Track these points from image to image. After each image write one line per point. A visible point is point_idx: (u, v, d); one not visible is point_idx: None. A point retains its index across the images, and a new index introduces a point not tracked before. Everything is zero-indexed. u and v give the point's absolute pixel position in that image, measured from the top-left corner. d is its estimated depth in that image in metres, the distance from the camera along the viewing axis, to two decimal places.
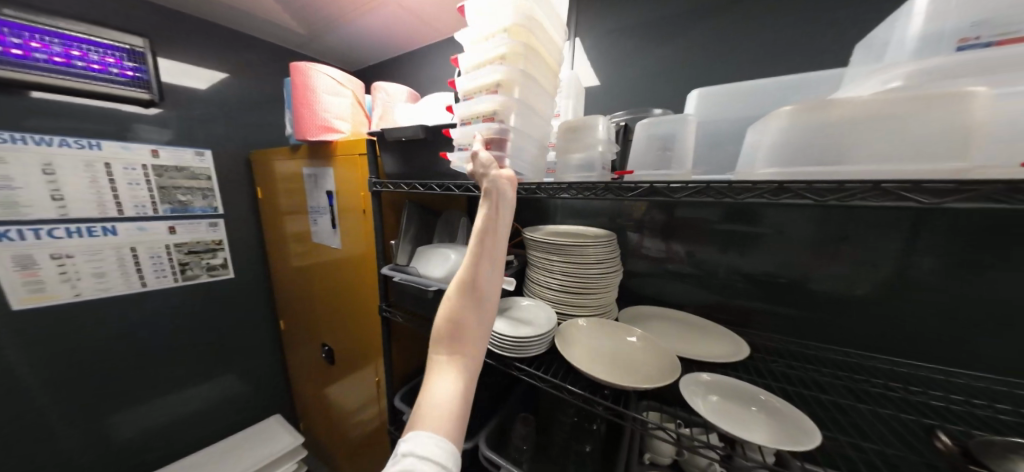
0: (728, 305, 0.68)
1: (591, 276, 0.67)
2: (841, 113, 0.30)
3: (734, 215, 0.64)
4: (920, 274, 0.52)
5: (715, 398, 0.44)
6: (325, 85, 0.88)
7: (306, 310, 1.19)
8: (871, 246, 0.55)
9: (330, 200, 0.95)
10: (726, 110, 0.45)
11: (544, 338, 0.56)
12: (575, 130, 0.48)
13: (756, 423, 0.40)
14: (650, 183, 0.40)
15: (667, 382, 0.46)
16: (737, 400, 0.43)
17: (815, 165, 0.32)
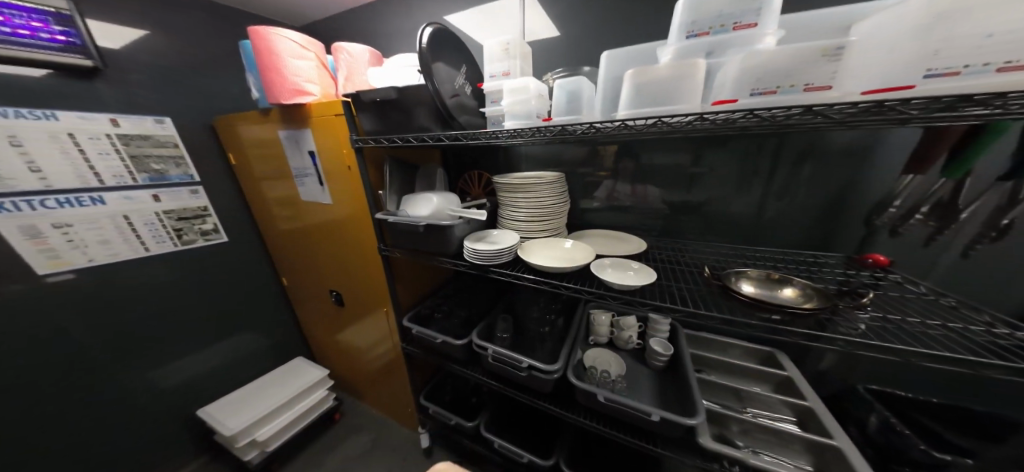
0: (647, 227, 0.90)
1: (545, 206, 0.87)
2: (647, 75, 0.46)
3: (651, 154, 0.82)
4: (790, 191, 0.70)
5: (607, 269, 0.65)
6: (289, 48, 0.91)
7: (309, 265, 1.32)
8: (751, 174, 0.72)
9: (313, 160, 1.04)
10: (618, 72, 0.59)
11: (509, 250, 0.77)
12: (517, 89, 0.61)
13: (624, 278, 0.61)
14: (560, 125, 0.56)
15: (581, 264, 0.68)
16: (620, 269, 0.64)
17: (640, 107, 0.48)
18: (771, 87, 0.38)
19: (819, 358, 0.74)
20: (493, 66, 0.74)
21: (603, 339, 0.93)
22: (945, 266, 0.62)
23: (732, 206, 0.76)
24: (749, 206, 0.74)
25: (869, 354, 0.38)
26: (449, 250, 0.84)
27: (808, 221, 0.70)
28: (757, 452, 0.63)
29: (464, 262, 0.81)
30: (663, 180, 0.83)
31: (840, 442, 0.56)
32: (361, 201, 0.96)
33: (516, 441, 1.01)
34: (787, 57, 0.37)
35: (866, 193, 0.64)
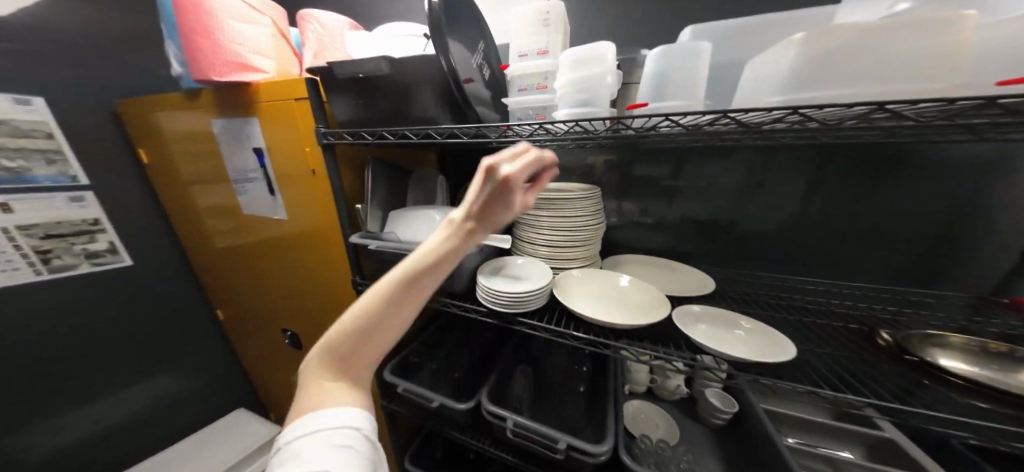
0: (695, 252, 0.75)
1: (580, 227, 0.67)
2: (840, 39, 0.30)
3: (710, 166, 0.67)
4: (872, 216, 0.58)
5: (703, 326, 0.47)
6: (230, 6, 0.64)
7: (257, 295, 1.02)
8: (824, 193, 0.60)
9: (261, 160, 0.77)
10: (733, 46, 0.44)
11: (541, 293, 0.56)
12: (585, 61, 0.40)
13: (737, 343, 0.43)
14: (665, 114, 0.35)
15: (658, 321, 0.49)
16: (722, 326, 0.45)
17: (820, 91, 0.32)
18: None
19: None
20: (525, 41, 0.55)
21: (642, 388, 0.79)
22: None
23: (786, 228, 0.64)
24: (819, 231, 0.62)
25: None
26: (457, 286, 0.62)
27: (906, 249, 0.57)
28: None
29: (481, 308, 0.59)
30: (719, 199, 0.68)
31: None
32: (331, 217, 0.71)
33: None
34: None
35: (1003, 221, 0.51)
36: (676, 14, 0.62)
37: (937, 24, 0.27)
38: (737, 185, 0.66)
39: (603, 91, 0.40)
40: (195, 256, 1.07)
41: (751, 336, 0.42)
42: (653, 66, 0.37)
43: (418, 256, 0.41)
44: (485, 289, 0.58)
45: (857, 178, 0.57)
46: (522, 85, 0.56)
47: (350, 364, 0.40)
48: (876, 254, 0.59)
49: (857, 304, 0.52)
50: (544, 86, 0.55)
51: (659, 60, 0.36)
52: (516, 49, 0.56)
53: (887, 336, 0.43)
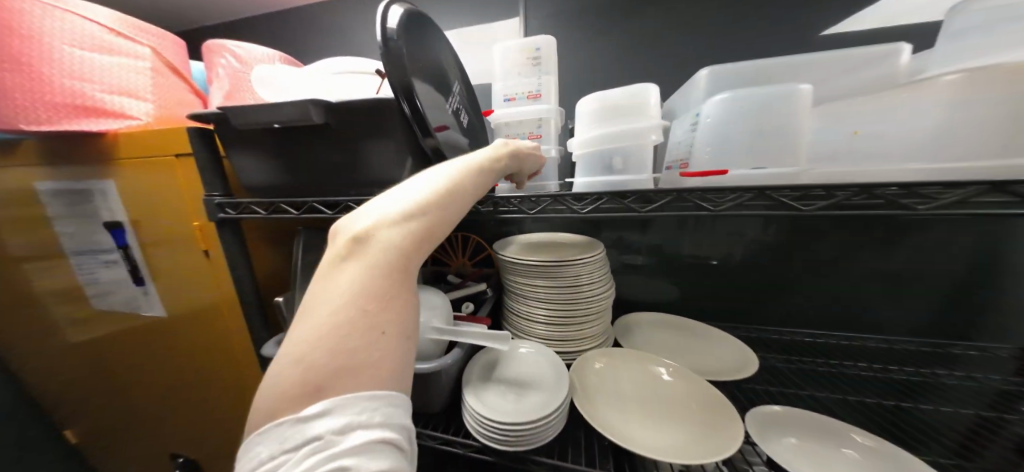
0: (701, 303, 0.68)
1: (587, 299, 0.54)
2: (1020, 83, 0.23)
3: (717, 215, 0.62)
4: (871, 261, 0.56)
5: (795, 440, 0.35)
6: (70, 28, 0.44)
7: (124, 416, 0.71)
8: (823, 237, 0.58)
9: (121, 239, 0.52)
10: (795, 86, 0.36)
11: (559, 409, 0.41)
12: (620, 111, 0.30)
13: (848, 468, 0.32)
14: (754, 187, 0.25)
15: (729, 447, 0.35)
16: (817, 438, 0.35)
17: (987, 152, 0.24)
18: None
19: None
20: (512, 83, 0.45)
21: None
22: None
23: (790, 273, 0.61)
24: (821, 275, 0.59)
25: None
26: (436, 403, 0.44)
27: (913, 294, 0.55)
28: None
29: (471, 441, 0.42)
30: (722, 246, 0.64)
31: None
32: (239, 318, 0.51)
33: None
34: None
35: (1011, 269, 0.50)
36: (660, 59, 0.58)
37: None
38: (736, 232, 0.62)
39: (640, 152, 0.30)
40: (39, 364, 0.74)
41: (869, 462, 0.32)
42: (715, 114, 0.31)
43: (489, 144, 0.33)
44: (473, 412, 0.41)
45: (861, 224, 0.55)
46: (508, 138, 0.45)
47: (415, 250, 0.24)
48: (892, 299, 0.56)
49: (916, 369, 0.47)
50: (538, 135, 0.44)
51: (724, 107, 0.30)
52: (499, 93, 0.46)
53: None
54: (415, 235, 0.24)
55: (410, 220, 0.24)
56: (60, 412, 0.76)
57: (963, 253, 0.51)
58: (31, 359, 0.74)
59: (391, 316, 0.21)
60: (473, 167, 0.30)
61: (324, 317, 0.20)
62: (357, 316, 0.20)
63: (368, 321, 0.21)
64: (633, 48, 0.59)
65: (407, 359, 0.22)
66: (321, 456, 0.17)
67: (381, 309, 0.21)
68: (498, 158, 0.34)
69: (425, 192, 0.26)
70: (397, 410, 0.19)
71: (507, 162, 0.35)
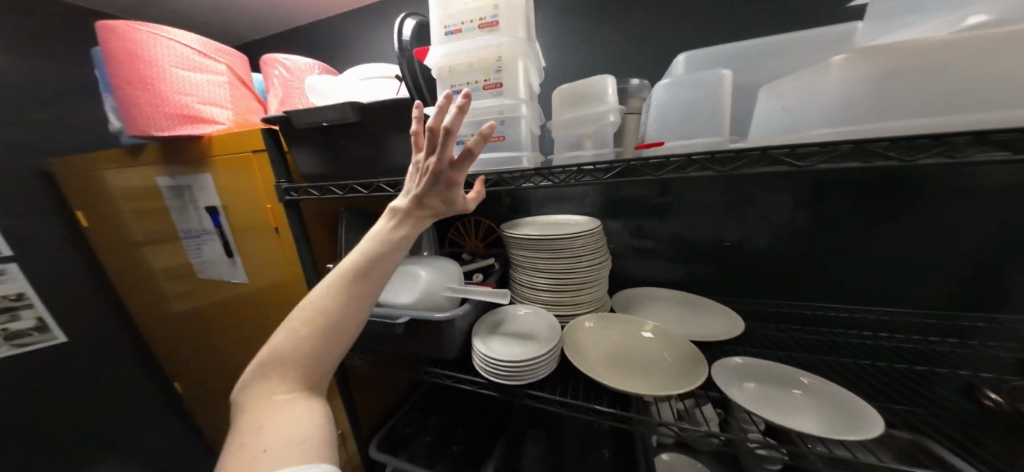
0: (701, 280, 0.71)
1: (582, 269, 0.60)
2: (899, 59, 0.26)
3: (716, 194, 0.65)
4: (874, 236, 0.56)
5: (752, 385, 0.41)
6: (174, 55, 0.57)
7: (215, 365, 0.89)
8: (822, 213, 0.58)
9: (215, 220, 0.67)
10: (757, 68, 0.39)
11: (551, 354, 0.49)
12: (583, 97, 0.36)
13: (797, 406, 0.37)
14: (685, 156, 0.32)
15: (690, 387, 0.42)
16: (774, 385, 0.40)
17: (878, 121, 0.28)
18: None
19: None
20: (461, 17, 0.43)
21: (671, 440, 0.70)
22: None
23: (791, 249, 0.62)
24: (822, 251, 0.60)
25: None
26: (450, 352, 0.51)
27: (920, 268, 0.55)
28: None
29: (478, 379, 0.51)
30: (719, 224, 0.66)
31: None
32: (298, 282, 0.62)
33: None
34: None
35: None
36: (655, 46, 0.61)
37: (1013, 44, 0.23)
38: (732, 210, 0.64)
39: (606, 131, 0.37)
40: (157, 320, 0.95)
41: (813, 399, 0.38)
42: (662, 98, 0.35)
43: (363, 244, 0.39)
44: (479, 355, 0.50)
45: (866, 198, 0.56)
46: (458, 86, 0.45)
47: (292, 373, 0.34)
48: (903, 275, 0.56)
49: (906, 337, 0.50)
50: (502, 136, 0.46)
51: (667, 91, 0.35)
52: (443, 27, 0.44)
53: (993, 396, 0.38)
54: (292, 362, 0.34)
55: (287, 351, 0.35)
56: (170, 359, 0.97)
57: (977, 224, 0.50)
58: (149, 317, 0.95)
59: (275, 430, 0.29)
60: (344, 276, 0.38)
61: (236, 444, 0.29)
62: (259, 442, 0.28)
63: (261, 440, 0.28)
64: (631, 36, 0.62)
65: (315, 443, 0.29)
66: None
67: (280, 435, 0.29)
68: (387, 234, 0.40)
69: (301, 318, 0.36)
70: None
71: (404, 228, 0.40)
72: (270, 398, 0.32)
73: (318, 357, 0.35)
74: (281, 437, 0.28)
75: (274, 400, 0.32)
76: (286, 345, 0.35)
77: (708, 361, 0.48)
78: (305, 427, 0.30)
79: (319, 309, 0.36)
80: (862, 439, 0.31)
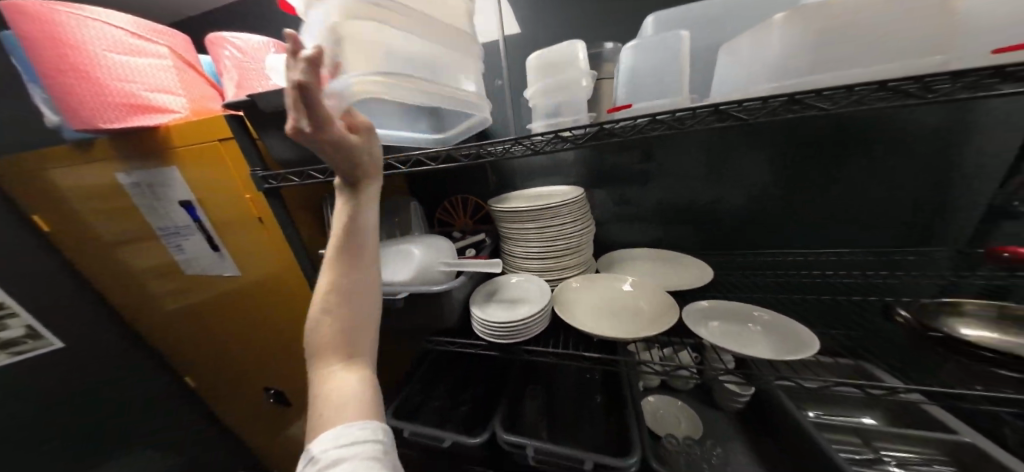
0: (679, 238, 0.76)
1: (569, 235, 0.64)
2: (830, 15, 0.29)
3: (690, 155, 0.68)
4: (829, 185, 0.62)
5: (716, 323, 0.46)
6: (105, 38, 0.53)
7: (220, 358, 0.90)
8: (785, 166, 0.63)
9: (193, 214, 0.65)
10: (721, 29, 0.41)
11: (543, 313, 0.53)
12: (558, 63, 0.38)
13: (753, 337, 0.43)
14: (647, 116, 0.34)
15: (664, 327, 0.47)
16: (734, 321, 0.46)
17: (811, 76, 0.31)
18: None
19: None
20: None
21: (655, 382, 0.78)
22: None
23: (758, 203, 0.67)
24: (785, 202, 0.65)
25: None
26: (451, 320, 0.55)
27: (867, 212, 0.61)
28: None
29: (478, 342, 0.55)
30: (694, 185, 0.70)
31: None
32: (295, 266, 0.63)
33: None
34: None
35: (964, 182, 0.54)
36: (629, 7, 0.61)
37: None
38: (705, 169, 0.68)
39: (578, 97, 0.38)
40: (150, 321, 0.94)
41: (766, 329, 0.44)
42: (630, 60, 0.37)
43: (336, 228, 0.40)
44: (478, 320, 0.53)
45: (824, 150, 0.60)
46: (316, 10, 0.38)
47: (331, 349, 0.35)
48: (854, 219, 0.62)
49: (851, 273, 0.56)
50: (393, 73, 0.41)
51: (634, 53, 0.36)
52: None
53: (903, 313, 0.44)
54: (326, 340, 0.35)
55: (317, 333, 0.36)
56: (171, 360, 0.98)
57: (917, 168, 0.56)
58: (137, 319, 0.94)
59: (329, 399, 0.31)
60: (336, 257, 0.39)
61: (312, 414, 0.31)
62: (319, 412, 0.31)
63: (324, 409, 0.31)
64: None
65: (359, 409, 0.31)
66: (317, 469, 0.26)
67: (335, 403, 0.31)
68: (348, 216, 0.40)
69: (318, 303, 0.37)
70: (367, 430, 0.29)
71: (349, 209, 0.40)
72: (320, 370, 0.34)
73: (356, 324, 0.36)
74: (337, 404, 0.31)
75: (324, 374, 0.33)
76: (320, 321, 0.36)
77: (682, 307, 0.54)
78: (354, 389, 0.32)
79: (334, 287, 0.37)
80: (804, 356, 0.37)
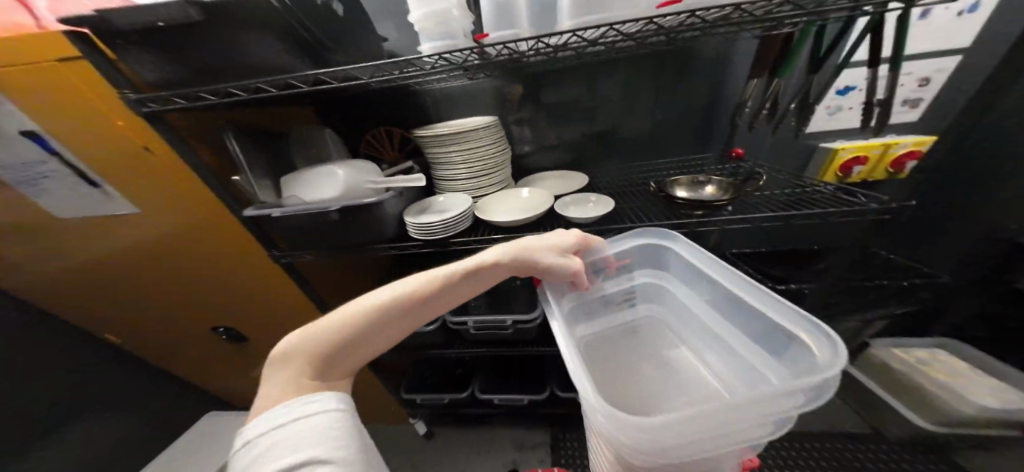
0: (573, 161, 0.95)
1: (488, 155, 0.76)
2: None
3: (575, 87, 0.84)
4: (667, 111, 0.85)
5: (571, 205, 0.71)
6: None
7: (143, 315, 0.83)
8: (638, 96, 0.84)
9: (50, 147, 0.54)
10: None
11: (462, 214, 0.67)
12: None
13: (588, 207, 0.68)
14: (501, 44, 0.45)
15: (543, 210, 0.68)
16: (580, 201, 0.71)
17: (597, 15, 0.44)
18: None
19: (708, 237, 1.00)
20: None
21: None
22: (769, 145, 0.86)
23: (621, 128, 0.89)
24: (639, 125, 0.88)
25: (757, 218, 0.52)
26: (388, 229, 0.66)
27: (687, 131, 0.88)
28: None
29: (412, 242, 0.67)
30: (583, 113, 0.87)
31: None
32: (219, 207, 0.61)
33: (509, 388, 1.00)
34: None
35: (731, 107, 0.83)
36: None
37: None
38: (584, 101, 0.86)
39: (453, 23, 0.47)
40: (19, 299, 0.79)
41: (598, 200, 0.69)
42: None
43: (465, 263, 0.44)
44: (409, 223, 0.66)
45: (663, 83, 0.82)
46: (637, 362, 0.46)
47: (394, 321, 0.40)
48: (680, 136, 0.89)
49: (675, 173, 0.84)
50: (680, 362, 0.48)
51: None
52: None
53: (651, 184, 0.63)
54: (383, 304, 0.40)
55: (393, 298, 0.40)
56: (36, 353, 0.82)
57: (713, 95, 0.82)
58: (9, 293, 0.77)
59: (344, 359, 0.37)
60: (446, 281, 0.42)
61: (334, 320, 0.38)
62: (344, 327, 0.37)
63: (345, 337, 0.37)
64: None
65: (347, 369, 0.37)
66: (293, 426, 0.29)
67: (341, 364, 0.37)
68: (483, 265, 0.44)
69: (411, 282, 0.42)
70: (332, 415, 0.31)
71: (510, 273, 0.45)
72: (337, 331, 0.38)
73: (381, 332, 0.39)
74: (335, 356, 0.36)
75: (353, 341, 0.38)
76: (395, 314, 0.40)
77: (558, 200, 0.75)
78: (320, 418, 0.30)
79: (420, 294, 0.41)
80: (605, 211, 0.63)
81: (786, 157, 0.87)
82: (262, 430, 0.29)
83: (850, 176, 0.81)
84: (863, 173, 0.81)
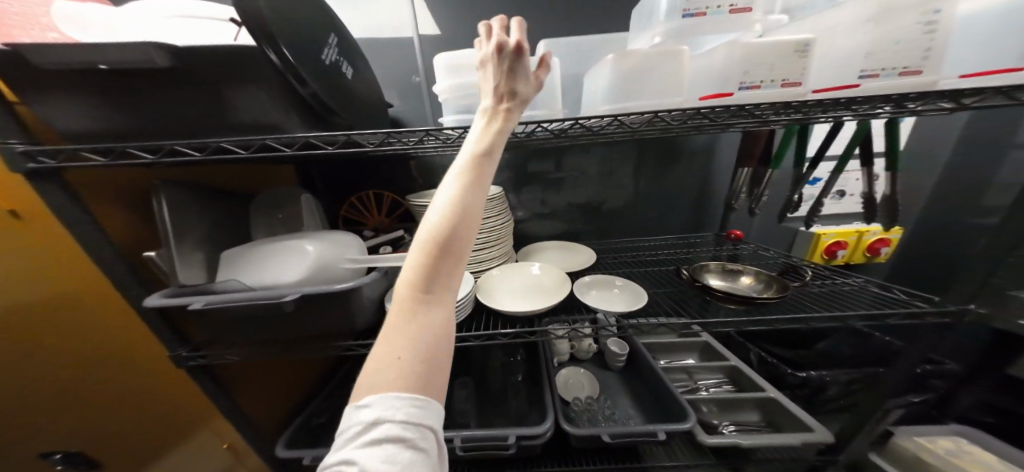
0: (575, 232, 0.90)
1: (490, 229, 0.67)
2: (636, 61, 0.40)
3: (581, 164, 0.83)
4: (666, 191, 0.87)
5: (593, 290, 0.61)
6: None
7: None
8: (641, 177, 0.85)
9: None
10: (580, 62, 0.50)
11: (463, 300, 0.54)
12: (460, 66, 0.41)
13: (616, 297, 0.59)
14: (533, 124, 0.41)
15: (562, 297, 0.57)
16: (604, 286, 0.62)
17: (637, 102, 0.41)
18: (795, 79, 0.37)
19: None
20: None
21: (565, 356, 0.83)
22: (759, 226, 0.88)
23: (622, 204, 0.88)
24: (640, 202, 0.88)
25: (820, 322, 0.45)
26: (362, 321, 0.50)
27: (684, 209, 0.88)
28: (729, 426, 0.67)
29: None
30: (584, 189, 0.86)
31: (772, 391, 0.69)
32: (106, 288, 0.43)
33: None
34: (769, 52, 0.37)
35: (720, 190, 0.87)
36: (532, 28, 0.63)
37: (679, 58, 0.40)
38: (587, 177, 0.84)
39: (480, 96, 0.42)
40: None
41: (627, 284, 0.60)
42: None
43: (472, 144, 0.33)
44: None
45: (663, 165, 0.84)
46: None
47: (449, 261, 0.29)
48: (679, 214, 0.89)
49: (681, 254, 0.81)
50: None
51: None
52: None
53: (683, 269, 0.57)
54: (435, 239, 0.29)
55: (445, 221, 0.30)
56: None
57: (706, 180, 0.86)
58: None
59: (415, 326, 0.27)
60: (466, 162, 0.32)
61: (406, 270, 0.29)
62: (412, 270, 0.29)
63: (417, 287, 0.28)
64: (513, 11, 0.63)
65: (421, 337, 0.27)
66: (361, 440, 0.24)
67: (409, 332, 0.27)
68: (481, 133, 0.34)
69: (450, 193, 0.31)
70: (415, 411, 0.25)
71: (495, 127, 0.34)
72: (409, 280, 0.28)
73: (444, 278, 0.29)
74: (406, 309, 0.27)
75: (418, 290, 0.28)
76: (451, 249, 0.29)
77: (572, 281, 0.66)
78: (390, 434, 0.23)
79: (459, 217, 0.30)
80: (642, 303, 0.54)
81: (779, 239, 0.89)
82: (371, 417, 0.24)
83: (835, 259, 0.83)
84: (845, 257, 0.84)
